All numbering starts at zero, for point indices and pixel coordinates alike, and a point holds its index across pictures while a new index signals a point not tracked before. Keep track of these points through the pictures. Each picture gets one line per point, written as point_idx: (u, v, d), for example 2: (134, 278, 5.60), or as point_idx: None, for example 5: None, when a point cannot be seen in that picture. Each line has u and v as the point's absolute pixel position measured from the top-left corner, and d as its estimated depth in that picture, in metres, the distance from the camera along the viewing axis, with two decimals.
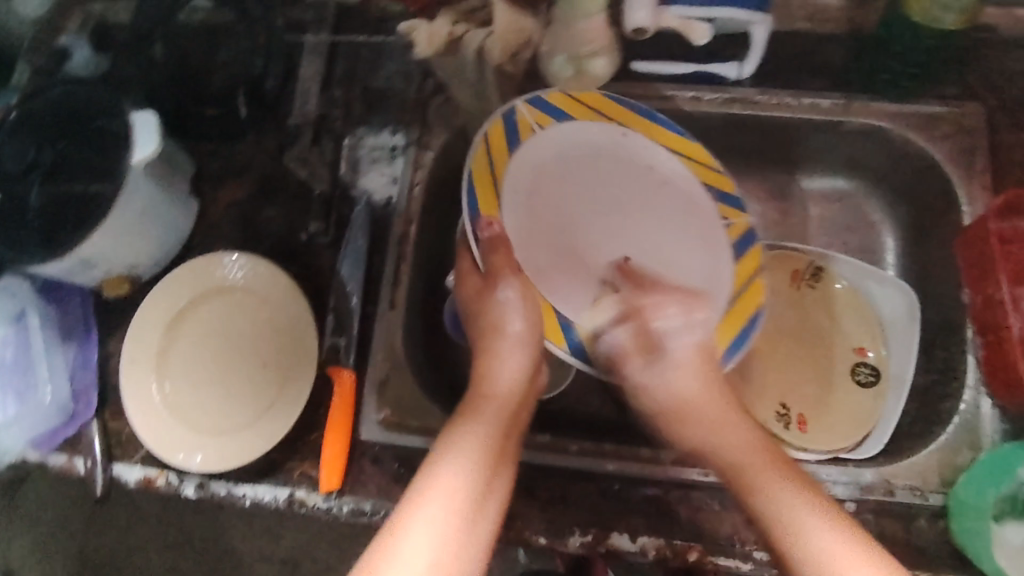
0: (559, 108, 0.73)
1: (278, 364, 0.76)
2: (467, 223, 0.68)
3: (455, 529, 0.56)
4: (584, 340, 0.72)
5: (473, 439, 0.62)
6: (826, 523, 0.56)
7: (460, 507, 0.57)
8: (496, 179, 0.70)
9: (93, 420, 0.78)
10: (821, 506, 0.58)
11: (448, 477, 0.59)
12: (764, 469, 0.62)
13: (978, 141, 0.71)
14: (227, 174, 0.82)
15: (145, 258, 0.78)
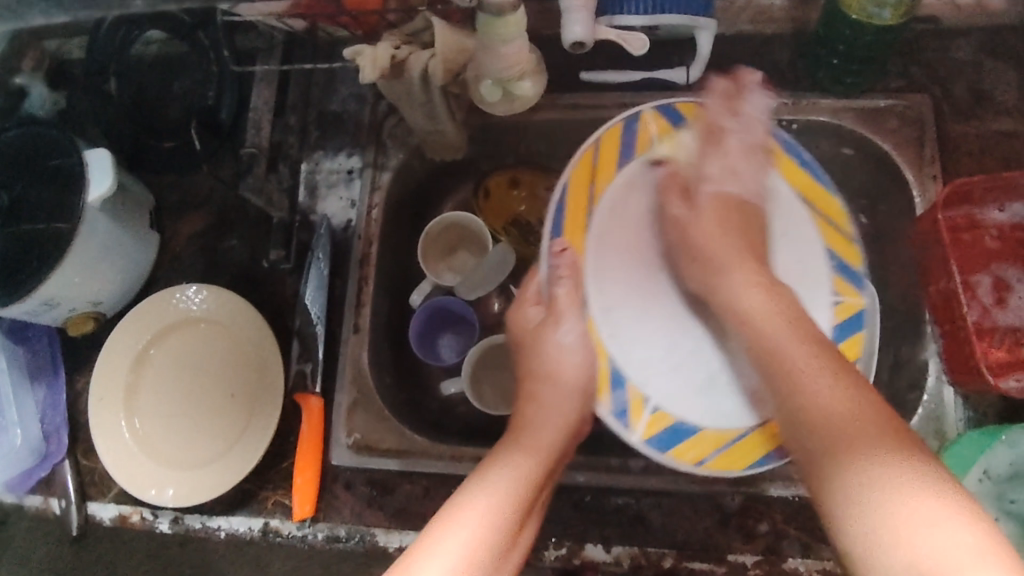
0: (687, 121, 0.71)
1: (246, 392, 0.76)
2: (546, 236, 0.70)
3: (483, 551, 0.54)
4: (635, 402, 0.69)
5: (508, 487, 0.59)
6: (892, 458, 0.48)
7: (493, 531, 0.56)
8: (590, 192, 0.71)
9: (65, 459, 0.78)
10: (893, 440, 0.49)
11: (484, 495, 0.57)
12: (844, 406, 0.52)
13: (927, 132, 0.72)
14: (186, 206, 0.83)
15: (107, 293, 0.78)
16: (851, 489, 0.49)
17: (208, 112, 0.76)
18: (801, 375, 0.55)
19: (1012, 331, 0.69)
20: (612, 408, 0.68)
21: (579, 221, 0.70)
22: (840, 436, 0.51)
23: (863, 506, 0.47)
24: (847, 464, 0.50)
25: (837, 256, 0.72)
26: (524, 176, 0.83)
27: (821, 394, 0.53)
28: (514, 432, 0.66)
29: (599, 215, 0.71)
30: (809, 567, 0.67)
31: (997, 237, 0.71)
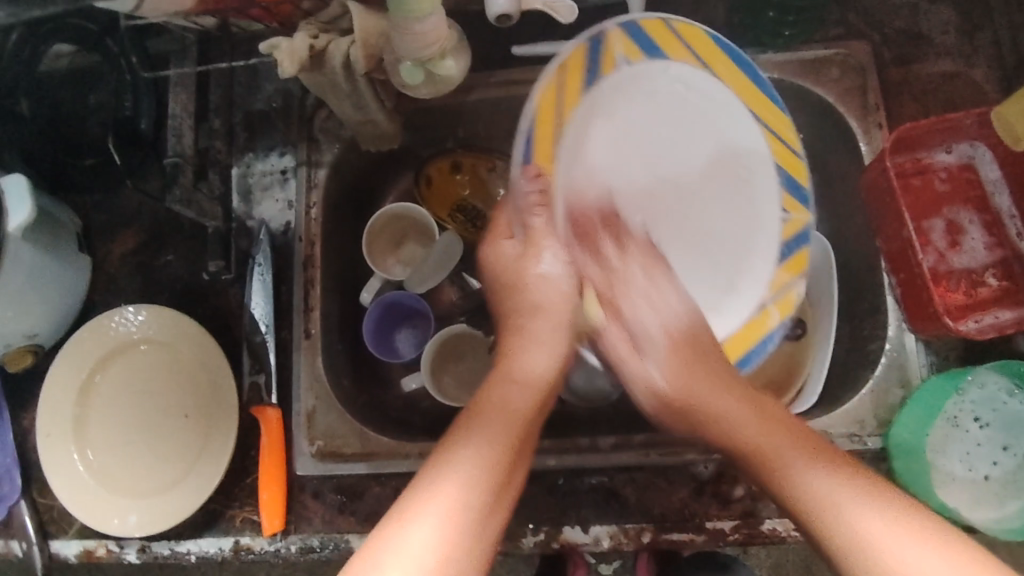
0: (654, 42, 0.63)
1: (199, 411, 0.74)
2: (514, 168, 0.60)
3: (461, 525, 0.50)
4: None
5: (481, 447, 0.54)
6: (817, 466, 0.52)
7: (468, 508, 0.50)
8: (556, 122, 0.60)
9: (20, 499, 0.74)
10: (801, 443, 0.54)
11: (456, 468, 0.52)
12: (758, 431, 0.56)
13: (869, 78, 0.71)
14: (116, 224, 0.79)
15: (40, 322, 0.74)
16: (801, 509, 0.51)
17: (127, 123, 0.73)
18: (713, 408, 0.60)
19: (968, 273, 0.69)
20: (590, 343, 0.70)
21: (549, 145, 0.60)
22: (771, 448, 0.54)
23: (822, 513, 0.50)
24: (782, 482, 0.53)
25: (785, 174, 0.68)
26: (465, 160, 0.81)
27: (741, 430, 0.57)
28: (480, 399, 0.59)
29: (574, 135, 0.61)
30: (788, 527, 0.67)
31: (946, 179, 0.71)
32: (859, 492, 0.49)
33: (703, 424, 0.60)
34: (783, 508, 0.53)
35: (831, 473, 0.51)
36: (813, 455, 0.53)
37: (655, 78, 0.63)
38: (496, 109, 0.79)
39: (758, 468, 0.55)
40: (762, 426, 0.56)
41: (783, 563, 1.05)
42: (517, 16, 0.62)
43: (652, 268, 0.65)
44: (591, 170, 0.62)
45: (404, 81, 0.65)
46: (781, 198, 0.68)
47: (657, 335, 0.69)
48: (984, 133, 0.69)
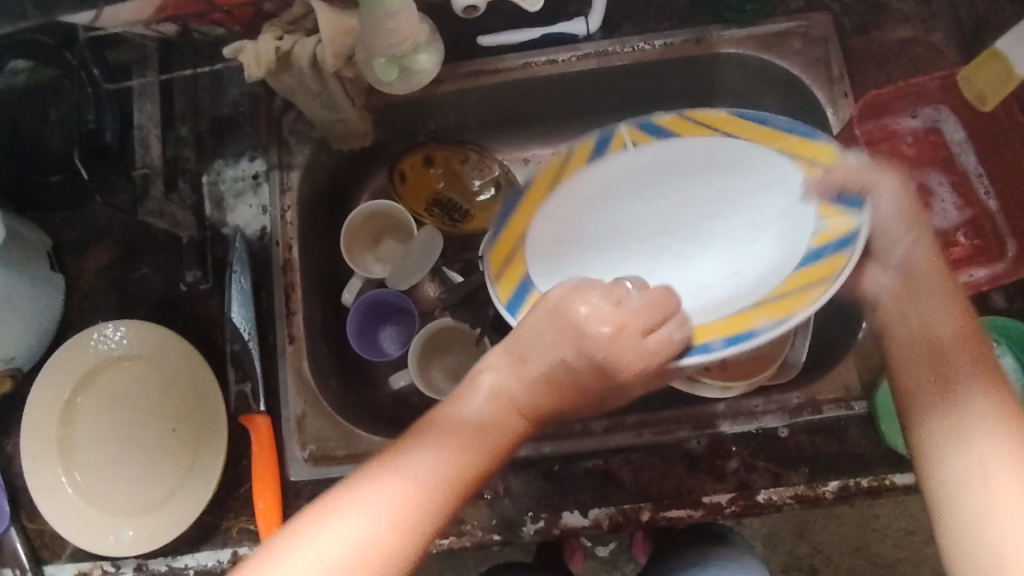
0: (670, 133, 0.66)
1: (186, 422, 0.73)
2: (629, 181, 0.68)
3: (403, 519, 0.49)
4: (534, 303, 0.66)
5: (423, 462, 0.51)
6: (993, 398, 0.51)
7: (412, 510, 0.49)
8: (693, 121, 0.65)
9: (11, 527, 0.73)
10: (983, 368, 0.52)
11: (403, 469, 0.50)
12: (960, 330, 0.54)
13: (829, 49, 0.73)
14: (88, 240, 0.78)
15: (17, 346, 0.73)
16: (949, 427, 0.51)
17: (92, 137, 0.71)
18: (929, 297, 0.55)
19: (941, 234, 0.71)
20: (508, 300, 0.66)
21: (827, 266, 0.59)
22: (943, 344, 0.54)
23: (950, 441, 0.51)
24: (951, 393, 0.52)
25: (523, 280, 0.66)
26: (437, 154, 0.81)
27: (906, 347, 0.55)
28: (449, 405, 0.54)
29: (901, 242, 0.58)
30: (783, 495, 0.68)
31: (912, 144, 0.72)
32: (993, 419, 0.50)
33: (930, 353, 0.54)
34: (919, 418, 0.53)
35: (998, 414, 0.50)
36: (977, 367, 0.52)
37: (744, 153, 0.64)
38: (465, 99, 0.79)
39: (935, 368, 0.53)
40: (959, 332, 0.54)
41: (778, 531, 1.06)
42: (483, 6, 0.62)
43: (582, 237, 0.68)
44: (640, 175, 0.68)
45: (377, 79, 0.65)
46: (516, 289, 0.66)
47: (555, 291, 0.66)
48: (947, 95, 0.70)
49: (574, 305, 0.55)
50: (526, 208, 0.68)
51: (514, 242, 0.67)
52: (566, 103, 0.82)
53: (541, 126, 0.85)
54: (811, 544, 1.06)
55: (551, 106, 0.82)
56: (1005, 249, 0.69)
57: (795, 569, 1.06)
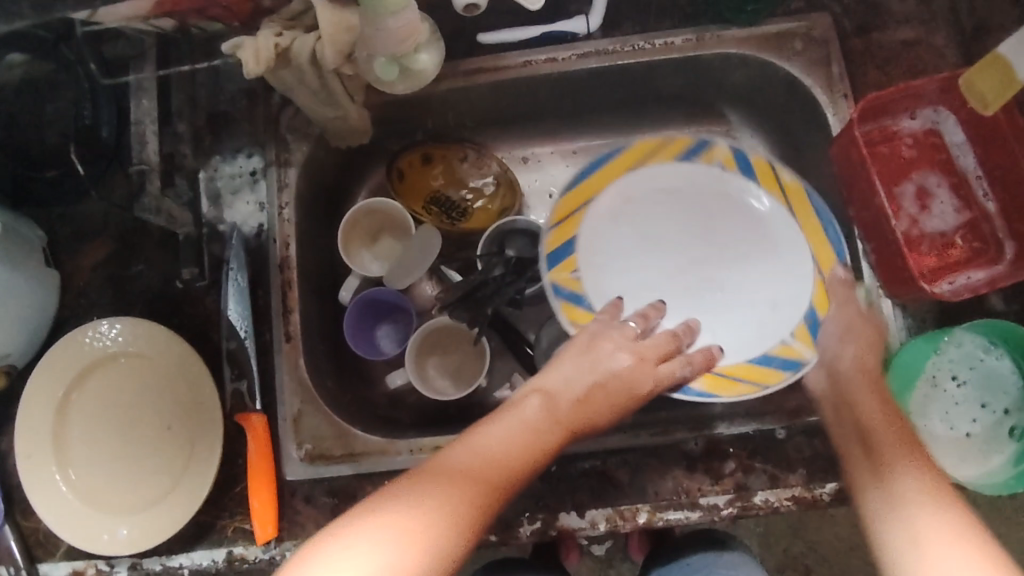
0: (751, 172, 0.75)
1: (181, 420, 0.72)
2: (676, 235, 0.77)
3: (399, 556, 0.46)
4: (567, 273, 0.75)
5: (415, 503, 0.50)
6: (918, 474, 0.54)
7: (407, 547, 0.47)
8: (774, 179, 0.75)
9: (5, 525, 0.72)
10: (910, 451, 0.56)
11: (391, 512, 0.49)
12: (884, 419, 0.59)
13: (830, 50, 0.73)
14: (84, 236, 0.77)
15: (13, 343, 0.72)
16: (883, 502, 0.53)
17: (89, 134, 0.72)
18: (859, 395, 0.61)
19: (939, 236, 0.71)
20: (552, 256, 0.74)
21: (764, 372, 0.71)
22: (875, 432, 0.58)
23: (884, 516, 0.52)
24: (885, 467, 0.55)
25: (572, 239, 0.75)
26: (435, 152, 0.82)
27: (852, 432, 0.59)
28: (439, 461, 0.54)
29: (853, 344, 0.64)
30: (780, 497, 0.68)
31: (912, 145, 0.72)
32: (922, 494, 0.52)
33: (869, 435, 0.58)
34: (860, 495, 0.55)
35: (921, 485, 0.53)
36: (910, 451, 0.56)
37: (783, 213, 0.74)
38: (465, 97, 0.79)
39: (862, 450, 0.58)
40: (883, 419, 0.59)
41: (772, 531, 1.06)
42: (483, 4, 0.62)
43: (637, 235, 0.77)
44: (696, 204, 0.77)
45: (378, 78, 0.66)
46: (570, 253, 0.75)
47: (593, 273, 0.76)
48: (948, 98, 0.70)
49: (603, 339, 0.63)
50: (620, 165, 0.76)
51: (583, 201, 0.75)
52: (565, 102, 0.82)
53: (540, 125, 0.85)
54: (805, 544, 1.06)
55: (550, 105, 0.82)
56: (1003, 252, 0.69)
57: (789, 569, 1.06)
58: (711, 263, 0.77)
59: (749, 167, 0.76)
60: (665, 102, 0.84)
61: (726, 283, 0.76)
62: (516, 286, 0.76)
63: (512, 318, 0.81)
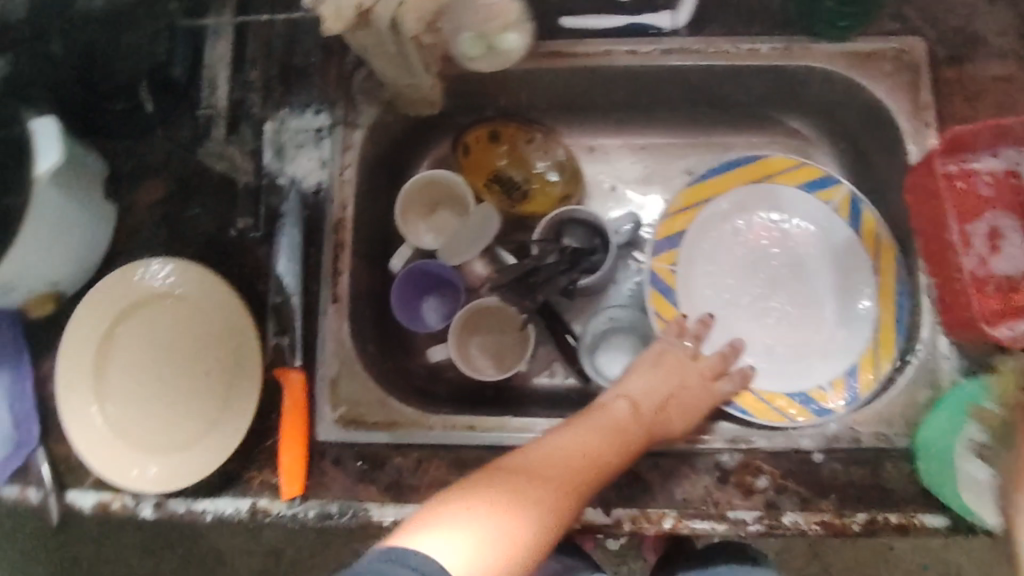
0: (857, 226, 0.77)
1: (220, 368, 0.72)
2: (771, 257, 0.80)
3: (506, 527, 0.51)
4: (667, 269, 0.79)
5: (512, 486, 0.54)
6: None
7: (515, 524, 0.51)
8: (873, 234, 0.77)
9: (38, 447, 0.73)
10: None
11: (492, 491, 0.53)
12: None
13: (917, 76, 0.72)
14: (144, 172, 0.77)
15: (65, 271, 0.73)
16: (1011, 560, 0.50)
17: (162, 70, 0.73)
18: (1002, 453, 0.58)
19: (1007, 279, 0.69)
20: (662, 239, 0.79)
21: (798, 411, 0.73)
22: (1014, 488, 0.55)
23: None
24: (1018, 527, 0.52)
25: (681, 233, 0.79)
26: (502, 129, 0.82)
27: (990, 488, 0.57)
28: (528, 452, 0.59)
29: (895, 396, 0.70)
30: (810, 521, 0.67)
31: (990, 183, 0.71)
32: None
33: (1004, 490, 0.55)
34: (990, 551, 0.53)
35: None
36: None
37: (868, 269, 0.77)
38: (540, 78, 0.78)
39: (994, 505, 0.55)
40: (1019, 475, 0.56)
41: (790, 549, 1.06)
42: None
43: (740, 247, 0.80)
44: (794, 235, 0.80)
45: (466, 55, 0.70)
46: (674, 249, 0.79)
47: (691, 274, 0.79)
48: None
49: (669, 355, 0.72)
50: (743, 175, 0.79)
51: (702, 198, 0.80)
52: (645, 96, 0.81)
53: (611, 117, 0.85)
54: (821, 565, 1.06)
55: (632, 97, 0.82)
56: None
57: None
58: (784, 292, 0.80)
59: (857, 219, 0.77)
60: (742, 107, 0.83)
61: (798, 306, 0.79)
62: (567, 276, 0.77)
63: (564, 307, 0.83)
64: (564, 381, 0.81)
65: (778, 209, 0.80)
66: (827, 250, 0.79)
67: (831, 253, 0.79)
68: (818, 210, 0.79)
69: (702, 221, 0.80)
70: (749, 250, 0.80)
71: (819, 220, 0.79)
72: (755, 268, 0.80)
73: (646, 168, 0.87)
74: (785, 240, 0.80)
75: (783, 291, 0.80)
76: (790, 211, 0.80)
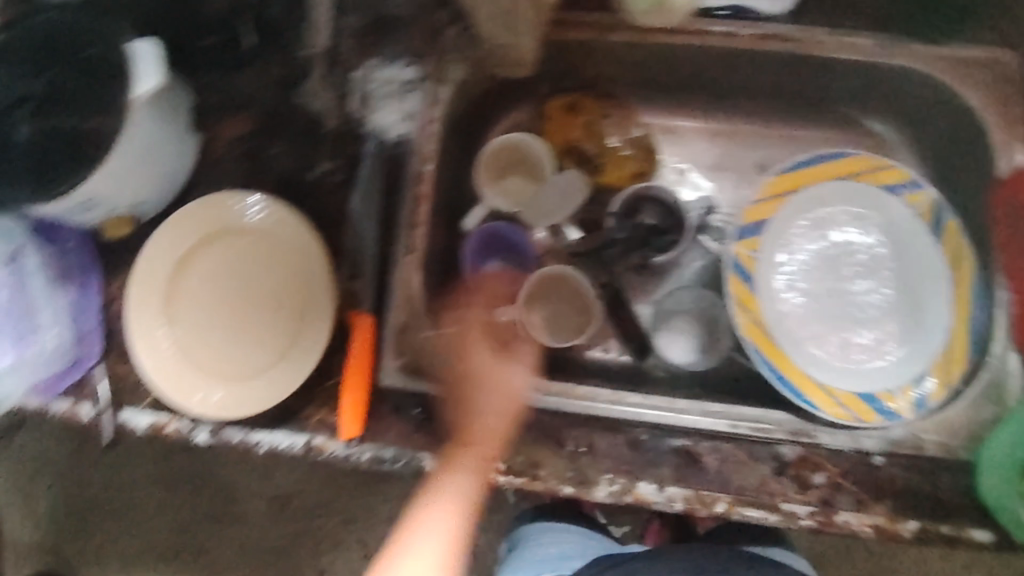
0: (941, 232, 0.76)
1: (291, 306, 0.73)
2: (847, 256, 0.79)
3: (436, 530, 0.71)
4: (749, 256, 0.78)
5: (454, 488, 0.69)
6: None
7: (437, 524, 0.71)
8: (954, 242, 0.75)
9: (99, 365, 0.74)
10: None
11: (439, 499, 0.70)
12: None
13: (1014, 87, 0.71)
14: (228, 107, 0.78)
15: (145, 195, 0.74)
16: None
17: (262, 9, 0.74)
18: None
19: None
20: (748, 227, 0.78)
21: (865, 409, 0.71)
22: None
23: None
24: None
25: (767, 221, 0.78)
26: (582, 101, 0.83)
27: None
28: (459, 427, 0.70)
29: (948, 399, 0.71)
30: (869, 522, 0.65)
31: None
32: None
33: None
34: None
35: None
36: None
37: (945, 278, 0.75)
38: (630, 53, 0.78)
39: None
40: None
41: None
42: None
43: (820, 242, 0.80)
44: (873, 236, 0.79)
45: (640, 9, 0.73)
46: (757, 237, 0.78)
47: (770, 265, 0.78)
48: None
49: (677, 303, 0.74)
50: (832, 169, 0.79)
51: (792, 188, 0.79)
52: (732, 81, 0.81)
53: (692, 101, 0.85)
54: None
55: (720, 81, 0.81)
56: None
57: None
58: (858, 292, 0.79)
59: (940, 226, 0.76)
60: (827, 104, 0.82)
61: (870, 308, 0.78)
62: (639, 254, 0.80)
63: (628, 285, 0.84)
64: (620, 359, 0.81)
65: (862, 207, 0.79)
66: (905, 254, 0.78)
67: (911, 256, 0.77)
68: (902, 213, 0.77)
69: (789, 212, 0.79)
70: (828, 246, 0.80)
71: (902, 223, 0.77)
72: (831, 265, 0.80)
73: (722, 155, 0.86)
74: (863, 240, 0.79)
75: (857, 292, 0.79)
76: (873, 211, 0.79)
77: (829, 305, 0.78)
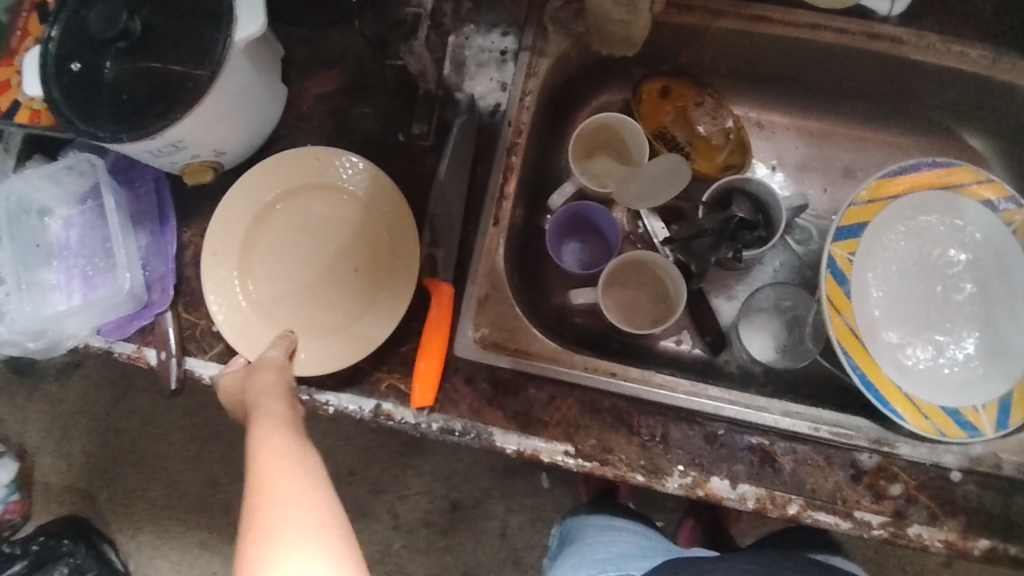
0: None
1: (371, 270, 0.72)
2: (934, 268, 0.78)
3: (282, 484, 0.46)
4: (845, 260, 0.76)
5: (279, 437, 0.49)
6: None
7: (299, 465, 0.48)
8: None
9: (167, 310, 0.73)
10: None
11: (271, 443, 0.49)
12: None
13: None
14: (318, 63, 0.77)
15: (231, 144, 0.72)
16: None
17: None
18: None
19: None
20: (847, 228, 0.76)
21: (947, 421, 0.70)
22: None
23: None
24: None
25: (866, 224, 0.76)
26: (677, 87, 0.82)
27: None
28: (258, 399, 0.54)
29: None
30: (936, 537, 0.65)
31: None
32: None
33: None
34: None
35: None
36: None
37: None
38: (735, 43, 0.77)
39: None
40: None
41: None
42: None
43: (909, 250, 0.78)
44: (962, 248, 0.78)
45: None
46: (854, 240, 0.77)
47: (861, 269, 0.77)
48: None
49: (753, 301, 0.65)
50: (932, 178, 0.77)
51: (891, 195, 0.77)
52: (830, 80, 0.79)
53: (784, 97, 0.83)
54: None
55: (817, 79, 0.80)
56: None
57: None
58: (942, 304, 0.77)
59: None
60: (922, 113, 0.81)
61: (955, 322, 0.77)
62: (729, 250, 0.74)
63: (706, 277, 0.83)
64: (689, 351, 0.80)
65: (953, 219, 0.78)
66: (993, 270, 0.77)
67: (1000, 272, 0.76)
68: (993, 227, 0.77)
69: (884, 217, 0.77)
70: (916, 256, 0.78)
71: (992, 238, 0.77)
72: (918, 275, 0.78)
73: (808, 155, 0.85)
74: (952, 252, 0.78)
75: (941, 303, 0.78)
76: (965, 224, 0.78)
77: (914, 315, 0.77)
